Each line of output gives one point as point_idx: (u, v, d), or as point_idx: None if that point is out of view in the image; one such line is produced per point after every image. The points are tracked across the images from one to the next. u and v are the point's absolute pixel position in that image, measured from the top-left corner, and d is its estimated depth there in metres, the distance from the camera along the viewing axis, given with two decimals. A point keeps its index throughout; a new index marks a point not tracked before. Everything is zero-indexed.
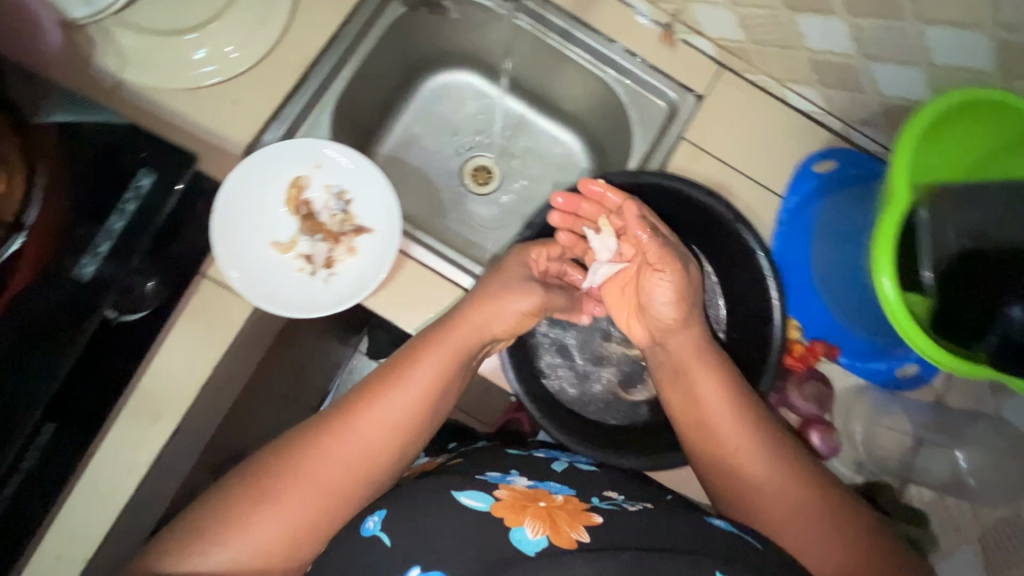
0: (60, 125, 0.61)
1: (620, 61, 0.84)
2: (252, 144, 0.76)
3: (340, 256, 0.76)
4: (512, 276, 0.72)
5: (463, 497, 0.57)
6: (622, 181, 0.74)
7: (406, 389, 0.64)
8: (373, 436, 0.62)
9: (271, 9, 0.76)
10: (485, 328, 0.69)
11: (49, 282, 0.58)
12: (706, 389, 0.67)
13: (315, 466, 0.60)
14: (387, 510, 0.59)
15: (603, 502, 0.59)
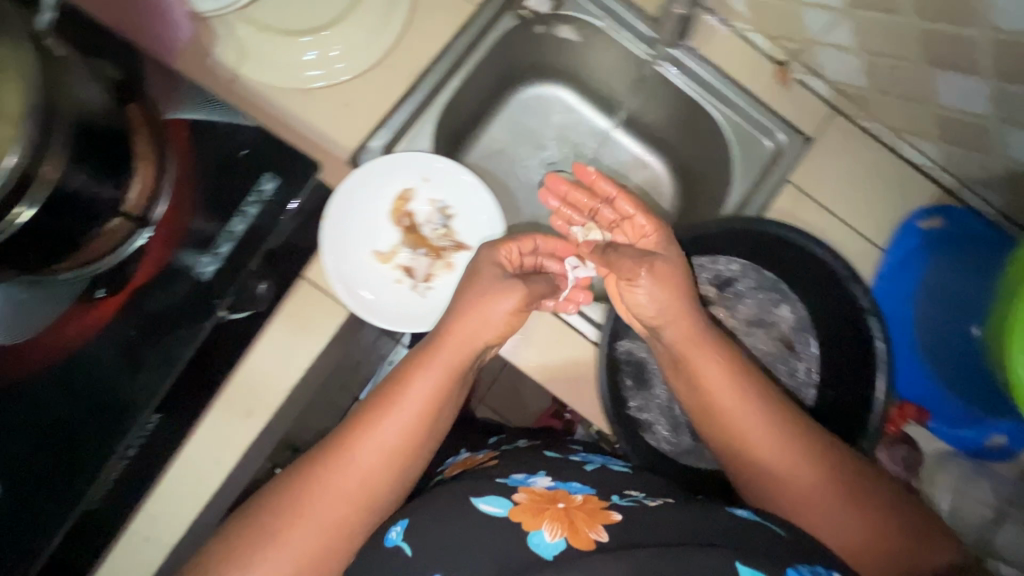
0: (193, 123, 0.61)
1: (729, 95, 0.82)
2: (359, 149, 0.76)
3: (440, 271, 0.77)
4: (485, 279, 0.70)
5: (482, 503, 0.56)
6: (718, 228, 0.68)
7: (399, 411, 0.63)
8: (373, 461, 0.61)
9: (390, 15, 0.75)
10: (469, 342, 0.68)
11: (171, 280, 0.60)
12: (706, 373, 0.65)
13: (318, 501, 0.59)
14: (409, 520, 0.58)
15: (623, 501, 0.57)
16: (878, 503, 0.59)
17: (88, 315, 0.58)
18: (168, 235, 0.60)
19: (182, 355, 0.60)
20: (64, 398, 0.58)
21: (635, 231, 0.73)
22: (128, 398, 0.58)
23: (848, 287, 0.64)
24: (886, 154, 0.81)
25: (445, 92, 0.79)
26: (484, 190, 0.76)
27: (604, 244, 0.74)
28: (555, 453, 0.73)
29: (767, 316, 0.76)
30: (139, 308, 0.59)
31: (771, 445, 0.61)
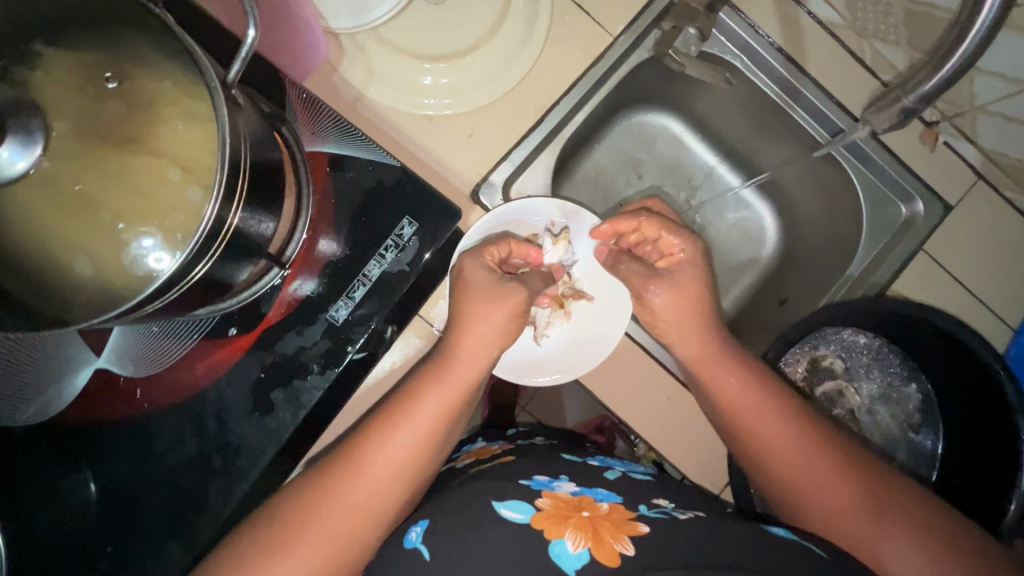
0: (332, 157, 0.60)
1: (869, 152, 0.76)
2: (479, 183, 0.71)
3: (555, 320, 0.75)
4: (482, 287, 0.62)
5: (503, 509, 0.52)
6: (863, 307, 0.65)
7: (410, 424, 0.57)
8: (382, 475, 0.55)
9: (525, 42, 0.70)
10: (483, 349, 0.61)
11: (301, 321, 0.58)
12: (728, 390, 0.63)
13: (336, 502, 0.53)
14: (430, 520, 0.54)
15: (650, 511, 0.54)
16: (935, 527, 0.54)
17: (216, 352, 0.58)
18: (299, 267, 0.59)
19: (310, 398, 0.58)
20: (190, 429, 0.58)
21: (663, 250, 0.72)
22: (248, 436, 0.57)
23: (997, 380, 0.60)
24: None
25: (570, 127, 0.74)
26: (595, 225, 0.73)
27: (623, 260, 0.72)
28: (573, 455, 0.69)
29: (892, 394, 0.74)
30: (269, 349, 0.58)
31: (796, 456, 0.59)
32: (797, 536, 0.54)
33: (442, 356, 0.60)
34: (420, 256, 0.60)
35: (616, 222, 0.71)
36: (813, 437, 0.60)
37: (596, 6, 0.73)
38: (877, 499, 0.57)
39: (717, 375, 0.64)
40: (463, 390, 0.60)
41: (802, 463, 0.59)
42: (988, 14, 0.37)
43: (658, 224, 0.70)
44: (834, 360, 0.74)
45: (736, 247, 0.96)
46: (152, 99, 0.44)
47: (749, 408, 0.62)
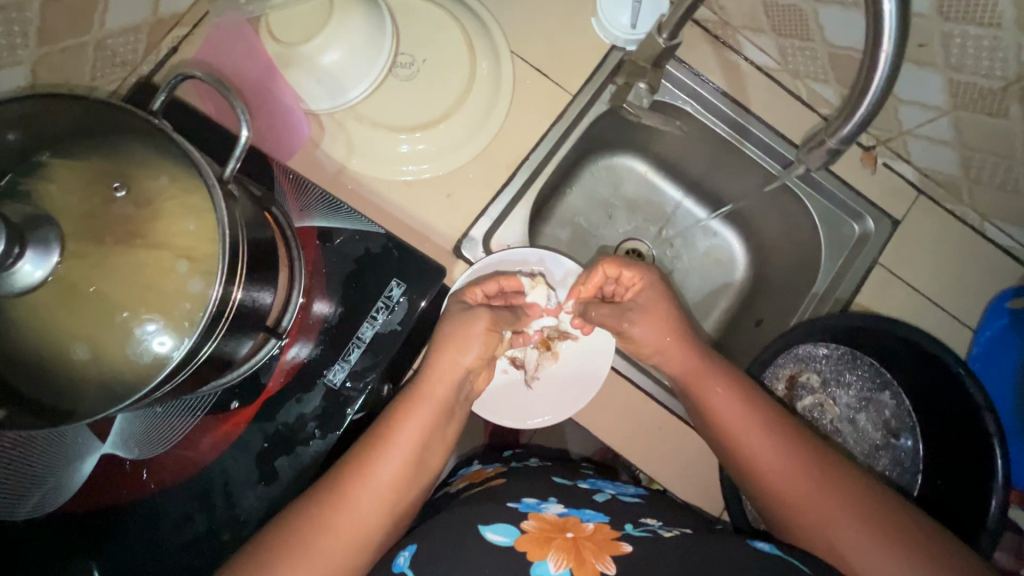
0: (320, 228, 0.64)
1: (817, 178, 0.83)
2: (460, 238, 0.76)
3: (545, 362, 0.78)
4: (460, 323, 0.67)
5: (489, 532, 0.54)
6: (827, 324, 0.70)
7: (392, 451, 0.60)
8: (367, 502, 0.57)
9: (492, 107, 0.77)
10: (453, 372, 0.66)
11: (301, 388, 0.61)
12: (716, 400, 0.67)
13: (328, 536, 0.55)
14: (418, 545, 0.56)
15: (636, 529, 0.56)
16: (923, 531, 0.57)
17: (219, 427, 0.59)
18: (297, 331, 0.62)
19: (311, 459, 0.60)
20: (198, 506, 0.59)
21: (627, 283, 0.77)
22: (255, 507, 0.59)
23: (961, 381, 0.64)
24: (974, 237, 0.82)
25: (541, 178, 0.78)
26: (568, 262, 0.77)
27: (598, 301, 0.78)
28: (565, 478, 0.72)
29: (870, 401, 0.77)
30: (270, 418, 0.60)
31: (783, 465, 0.63)
32: (783, 552, 0.55)
33: (419, 383, 0.65)
34: (414, 307, 0.64)
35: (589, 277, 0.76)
36: (790, 444, 0.64)
37: (555, 70, 0.80)
38: (856, 511, 0.58)
39: (713, 390, 0.68)
40: (441, 416, 0.64)
41: (783, 466, 0.63)
42: (881, 72, 0.42)
43: (620, 263, 0.75)
44: (809, 375, 0.77)
45: (709, 274, 1.02)
46: (154, 197, 0.48)
47: (737, 415, 0.66)
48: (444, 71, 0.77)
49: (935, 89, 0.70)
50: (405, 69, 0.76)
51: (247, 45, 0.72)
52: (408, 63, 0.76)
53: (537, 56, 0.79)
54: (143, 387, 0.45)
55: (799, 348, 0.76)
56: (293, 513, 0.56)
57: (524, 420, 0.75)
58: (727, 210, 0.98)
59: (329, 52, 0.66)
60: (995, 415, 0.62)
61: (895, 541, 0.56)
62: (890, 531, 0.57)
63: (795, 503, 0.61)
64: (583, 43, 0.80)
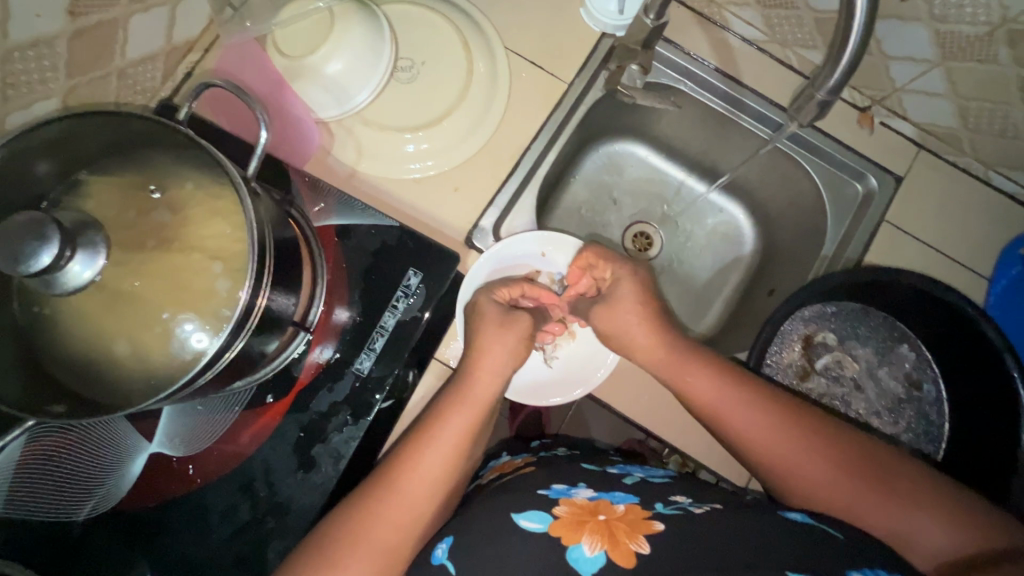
0: (337, 225, 0.67)
1: (815, 143, 0.84)
2: (471, 229, 0.79)
3: (560, 340, 0.80)
4: (492, 321, 0.70)
5: (522, 520, 0.56)
6: (839, 279, 0.70)
7: (437, 442, 0.62)
8: (413, 498, 0.60)
9: (491, 102, 0.80)
10: (496, 373, 0.69)
11: (331, 381, 0.64)
12: (698, 384, 0.68)
13: (380, 530, 0.57)
14: (455, 538, 0.58)
15: (667, 508, 0.57)
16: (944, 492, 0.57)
17: (257, 421, 0.62)
18: (323, 328, 0.65)
19: (345, 453, 0.62)
20: (243, 496, 0.62)
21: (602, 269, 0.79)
22: (296, 496, 0.61)
23: (977, 326, 0.65)
24: (979, 187, 0.83)
25: (543, 167, 0.81)
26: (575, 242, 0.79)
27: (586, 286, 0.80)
28: (594, 465, 0.73)
29: (891, 356, 0.76)
30: (304, 409, 0.63)
31: (783, 441, 0.63)
32: (813, 519, 0.56)
33: (460, 382, 0.67)
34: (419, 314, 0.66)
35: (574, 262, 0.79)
36: (792, 420, 0.64)
37: (550, 61, 0.83)
38: (874, 478, 0.59)
39: (694, 374, 0.69)
40: (480, 413, 0.66)
41: (789, 442, 0.63)
42: (860, 21, 0.44)
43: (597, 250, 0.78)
44: (826, 334, 0.76)
45: (717, 249, 1.04)
46: (183, 202, 0.51)
47: (726, 396, 0.66)
48: (442, 72, 0.80)
49: (923, 42, 0.71)
50: (406, 72, 0.79)
51: (255, 62, 0.76)
52: (408, 67, 0.80)
53: (531, 50, 0.83)
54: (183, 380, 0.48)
55: (803, 309, 0.76)
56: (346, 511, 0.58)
57: (543, 397, 0.75)
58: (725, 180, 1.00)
59: (333, 62, 0.70)
60: (1016, 354, 0.62)
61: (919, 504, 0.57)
62: (915, 495, 0.57)
63: (809, 476, 0.62)
64: (574, 32, 0.83)
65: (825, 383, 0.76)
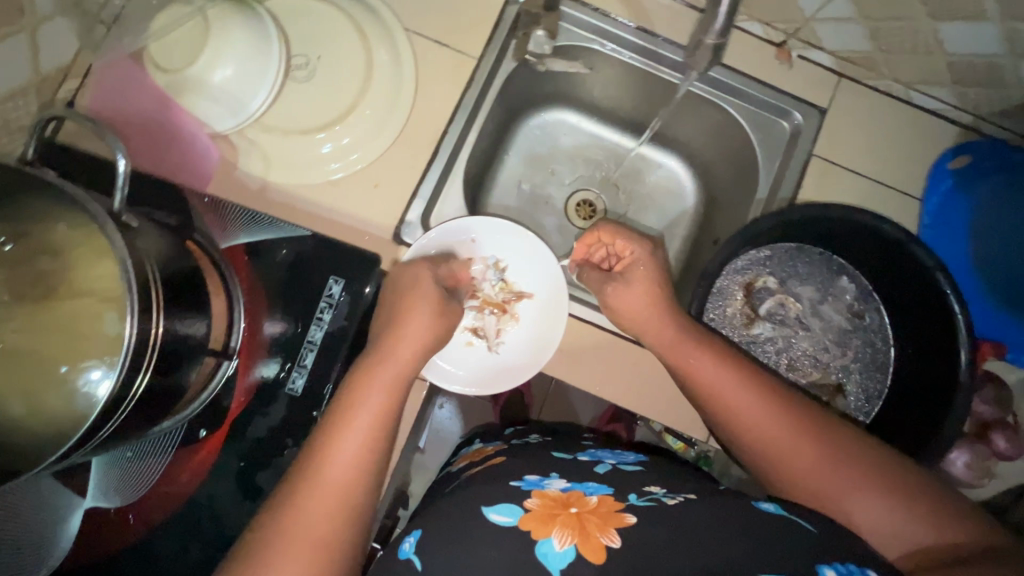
0: (246, 243, 0.64)
1: (737, 85, 0.83)
2: (397, 225, 0.77)
3: (505, 325, 0.77)
4: (419, 299, 0.67)
5: (492, 514, 0.55)
6: (769, 223, 0.69)
7: (353, 420, 0.58)
8: (335, 482, 0.55)
9: (400, 88, 0.76)
10: (411, 352, 0.65)
11: (267, 403, 0.62)
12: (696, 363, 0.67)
13: (301, 518, 0.53)
14: (422, 531, 0.57)
15: (639, 499, 0.56)
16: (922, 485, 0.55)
17: (194, 458, 0.60)
18: (250, 353, 0.62)
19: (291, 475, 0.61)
20: (192, 537, 0.60)
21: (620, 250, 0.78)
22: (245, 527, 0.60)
23: (906, 250, 0.66)
24: (902, 107, 0.83)
25: (465, 149, 0.80)
26: (508, 223, 0.75)
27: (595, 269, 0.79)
28: (564, 452, 0.71)
29: (833, 291, 0.76)
30: (241, 438, 0.61)
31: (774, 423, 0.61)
32: (786, 511, 0.55)
33: (372, 357, 0.63)
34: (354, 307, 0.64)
35: (583, 239, 0.80)
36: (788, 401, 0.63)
37: (455, 38, 0.80)
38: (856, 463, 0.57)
39: (698, 356, 0.67)
40: (399, 386, 0.62)
41: (775, 421, 0.61)
42: None
43: (614, 230, 0.78)
44: (767, 279, 0.76)
45: (660, 205, 1.03)
46: (55, 243, 0.47)
47: (717, 377, 0.65)
48: (340, 63, 0.75)
49: None
50: (301, 70, 0.74)
51: (133, 80, 0.71)
52: (304, 64, 0.75)
53: (435, 28, 0.79)
54: (82, 428, 0.45)
55: (737, 259, 0.75)
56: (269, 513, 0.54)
57: (491, 388, 0.73)
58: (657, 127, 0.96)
59: (219, 69, 0.65)
60: (948, 273, 0.63)
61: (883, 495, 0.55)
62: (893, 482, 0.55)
63: (789, 451, 0.60)
64: (477, 3, 0.80)
65: (771, 327, 0.76)
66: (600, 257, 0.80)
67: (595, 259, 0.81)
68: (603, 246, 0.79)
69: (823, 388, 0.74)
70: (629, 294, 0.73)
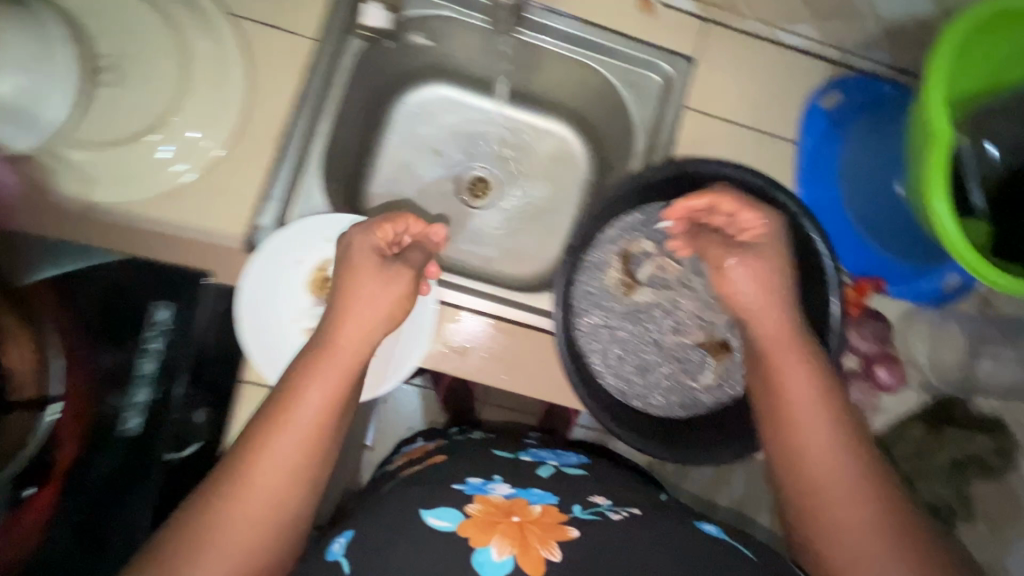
0: (51, 278, 0.62)
1: (602, 42, 0.80)
2: (250, 232, 0.71)
3: None
4: (368, 270, 0.61)
5: (430, 518, 0.51)
6: (627, 185, 0.67)
7: (294, 426, 0.51)
8: (269, 488, 0.50)
9: (233, 81, 0.70)
10: (364, 338, 0.59)
11: (101, 445, 0.62)
12: (763, 317, 0.59)
13: (228, 526, 0.48)
14: (354, 531, 0.53)
15: (584, 511, 0.53)
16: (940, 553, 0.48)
17: (29, 513, 0.58)
18: (80, 394, 0.61)
19: (147, 510, 0.62)
20: None
21: (745, 224, 0.62)
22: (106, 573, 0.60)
23: (772, 195, 0.66)
24: (770, 49, 0.81)
25: (318, 140, 0.74)
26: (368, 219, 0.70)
27: (694, 234, 0.67)
28: (507, 450, 0.68)
29: None
30: (81, 483, 0.61)
31: (818, 414, 0.53)
32: (727, 535, 0.54)
33: (323, 344, 0.57)
34: (188, 324, 0.66)
35: (686, 201, 0.64)
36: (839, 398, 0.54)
37: (291, 19, 0.73)
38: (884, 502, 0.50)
39: (771, 329, 0.58)
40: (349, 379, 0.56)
41: (821, 416, 0.53)
42: None
43: (737, 198, 0.62)
44: (645, 242, 0.73)
45: (552, 175, 0.99)
46: None
47: (779, 343, 0.57)
48: (157, 59, 0.67)
49: None
50: (110, 73, 0.66)
51: None
52: (112, 66, 0.66)
53: (263, 10, 0.73)
54: None
55: (610, 226, 0.72)
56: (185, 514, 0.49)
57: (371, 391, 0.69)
58: (504, 85, 0.94)
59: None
60: (811, 217, 0.64)
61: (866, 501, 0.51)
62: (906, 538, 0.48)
63: (809, 439, 0.53)
64: None
65: (652, 292, 0.74)
66: (711, 218, 0.65)
67: (704, 223, 0.67)
68: (716, 210, 0.64)
69: (709, 346, 0.73)
70: (757, 267, 0.60)
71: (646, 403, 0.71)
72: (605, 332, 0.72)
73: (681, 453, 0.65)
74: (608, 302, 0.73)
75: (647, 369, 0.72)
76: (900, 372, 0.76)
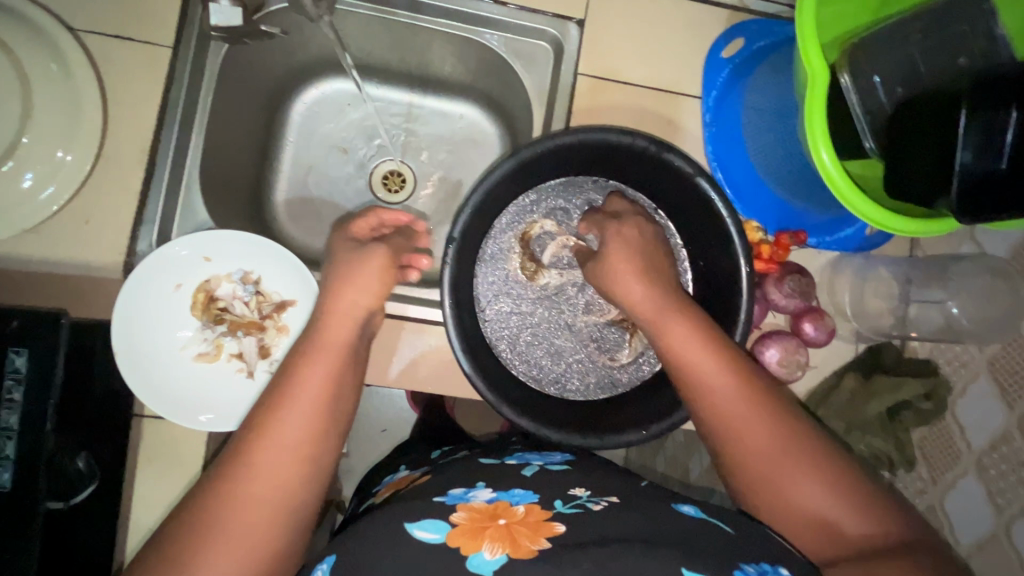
0: None
1: (484, 14, 0.77)
2: (128, 259, 0.67)
3: (273, 340, 0.68)
4: (350, 251, 0.65)
5: (416, 530, 0.44)
6: (505, 172, 0.61)
7: (295, 397, 0.51)
8: (280, 456, 0.48)
9: (77, 98, 0.64)
10: (351, 312, 0.61)
11: None
12: (627, 282, 0.62)
13: (242, 500, 0.46)
14: (338, 554, 0.45)
15: (566, 506, 0.47)
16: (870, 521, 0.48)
17: None
18: None
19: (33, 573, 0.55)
20: None
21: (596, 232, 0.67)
22: None
23: (663, 159, 0.62)
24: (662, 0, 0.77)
25: (190, 152, 0.70)
26: (241, 233, 0.66)
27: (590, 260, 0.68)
28: (492, 456, 0.61)
29: None
30: None
31: (726, 384, 0.53)
32: (706, 513, 0.48)
33: (318, 324, 0.59)
34: (50, 370, 0.56)
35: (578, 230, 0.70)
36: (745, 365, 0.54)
37: (142, 27, 0.69)
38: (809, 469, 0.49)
39: (648, 300, 0.60)
40: (345, 360, 0.57)
41: (732, 391, 0.53)
42: None
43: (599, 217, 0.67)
44: (544, 222, 0.71)
45: (467, 157, 0.93)
46: None
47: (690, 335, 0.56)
48: None
49: None
50: None
51: None
52: None
53: (110, 22, 0.68)
54: None
55: (505, 211, 0.69)
56: (192, 500, 0.47)
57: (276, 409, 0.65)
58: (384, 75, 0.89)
59: None
60: (705, 175, 0.61)
61: (822, 467, 0.49)
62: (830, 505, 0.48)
63: (725, 407, 0.53)
64: None
65: (558, 274, 0.71)
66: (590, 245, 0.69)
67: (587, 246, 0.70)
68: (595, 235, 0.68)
69: (624, 323, 0.71)
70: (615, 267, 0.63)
71: (564, 387, 0.69)
72: (514, 320, 0.70)
73: (596, 434, 0.61)
74: (515, 289, 0.70)
75: (562, 353, 0.70)
76: (828, 325, 0.73)
